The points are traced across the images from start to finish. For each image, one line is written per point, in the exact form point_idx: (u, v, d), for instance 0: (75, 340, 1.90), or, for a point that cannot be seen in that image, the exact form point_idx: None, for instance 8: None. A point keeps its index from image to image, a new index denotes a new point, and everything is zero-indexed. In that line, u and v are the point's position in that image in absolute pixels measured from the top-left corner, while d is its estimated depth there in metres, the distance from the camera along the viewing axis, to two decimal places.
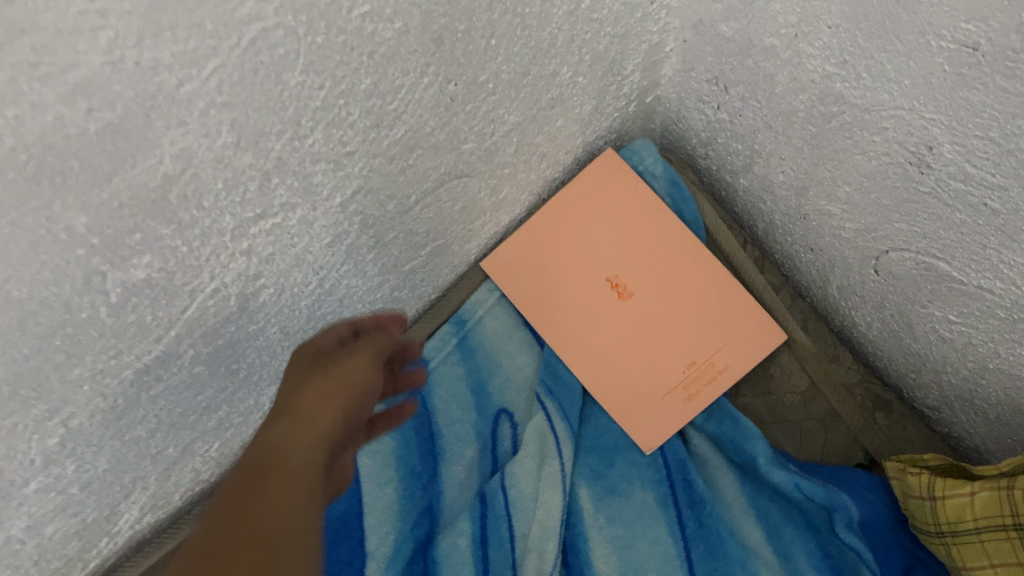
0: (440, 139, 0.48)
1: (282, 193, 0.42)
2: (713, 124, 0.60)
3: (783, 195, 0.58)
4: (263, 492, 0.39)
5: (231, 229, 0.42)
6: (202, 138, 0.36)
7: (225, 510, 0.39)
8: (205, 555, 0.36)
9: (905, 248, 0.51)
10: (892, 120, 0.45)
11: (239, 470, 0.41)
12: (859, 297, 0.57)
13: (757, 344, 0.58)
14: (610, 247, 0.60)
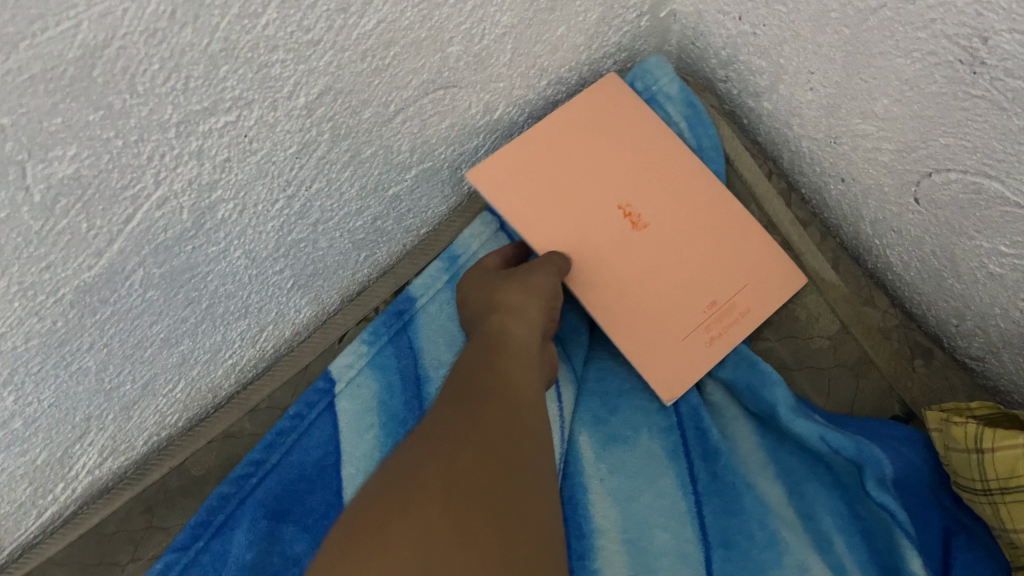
0: (420, 36, 0.43)
1: (233, 85, 0.37)
2: (734, 40, 0.54)
3: (810, 117, 0.52)
4: (518, 463, 0.34)
5: (175, 124, 0.37)
6: (128, 2, 0.31)
7: (480, 451, 0.33)
8: (436, 493, 0.30)
9: (951, 168, 0.44)
10: (941, 9, 0.39)
11: (464, 409, 0.36)
12: (895, 233, 0.51)
13: (777, 286, 0.54)
14: (619, 171, 0.53)
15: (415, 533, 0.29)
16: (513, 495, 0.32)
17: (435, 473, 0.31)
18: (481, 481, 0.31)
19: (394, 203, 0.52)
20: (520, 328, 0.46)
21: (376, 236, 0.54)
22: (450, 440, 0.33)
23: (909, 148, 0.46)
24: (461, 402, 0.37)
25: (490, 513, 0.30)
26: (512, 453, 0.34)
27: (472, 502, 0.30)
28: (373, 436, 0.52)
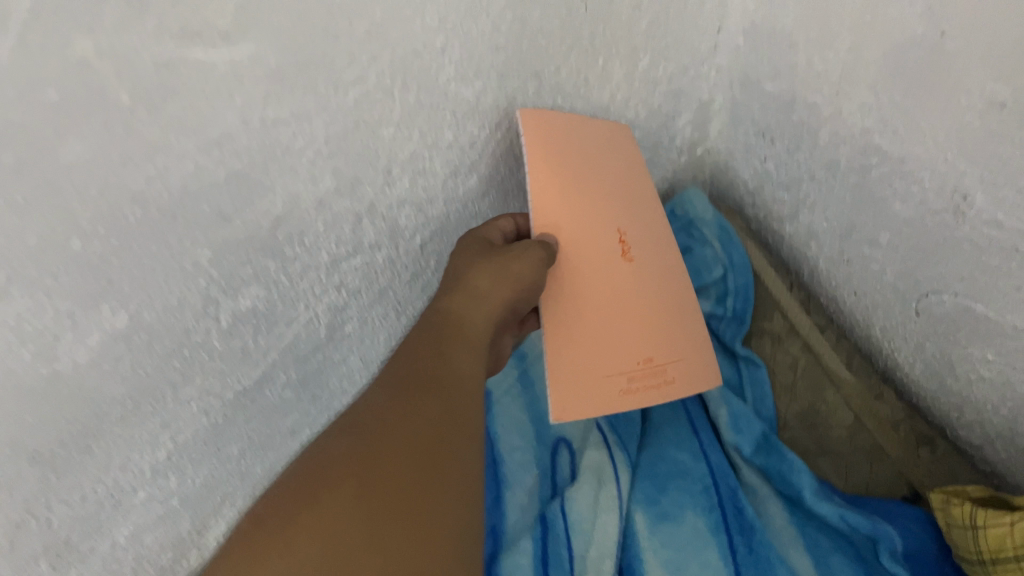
0: (509, 186, 0.53)
1: (371, 234, 0.48)
2: (761, 175, 0.65)
3: (826, 241, 0.62)
4: (451, 444, 0.34)
5: (326, 265, 0.47)
6: (309, 184, 0.42)
7: (396, 455, 0.32)
8: (347, 488, 0.30)
9: (944, 290, 0.53)
10: (928, 171, 0.49)
11: (396, 403, 0.35)
12: (901, 337, 0.60)
13: (714, 373, 0.52)
14: (631, 211, 0.52)
15: (312, 527, 0.29)
16: (433, 480, 0.32)
17: (339, 481, 0.31)
18: (395, 478, 0.31)
19: None
20: (470, 308, 0.43)
21: None
22: (364, 442, 0.33)
23: (909, 272, 0.56)
24: (389, 394, 0.36)
25: (393, 498, 0.30)
26: (443, 433, 0.34)
27: (384, 479, 0.31)
28: None
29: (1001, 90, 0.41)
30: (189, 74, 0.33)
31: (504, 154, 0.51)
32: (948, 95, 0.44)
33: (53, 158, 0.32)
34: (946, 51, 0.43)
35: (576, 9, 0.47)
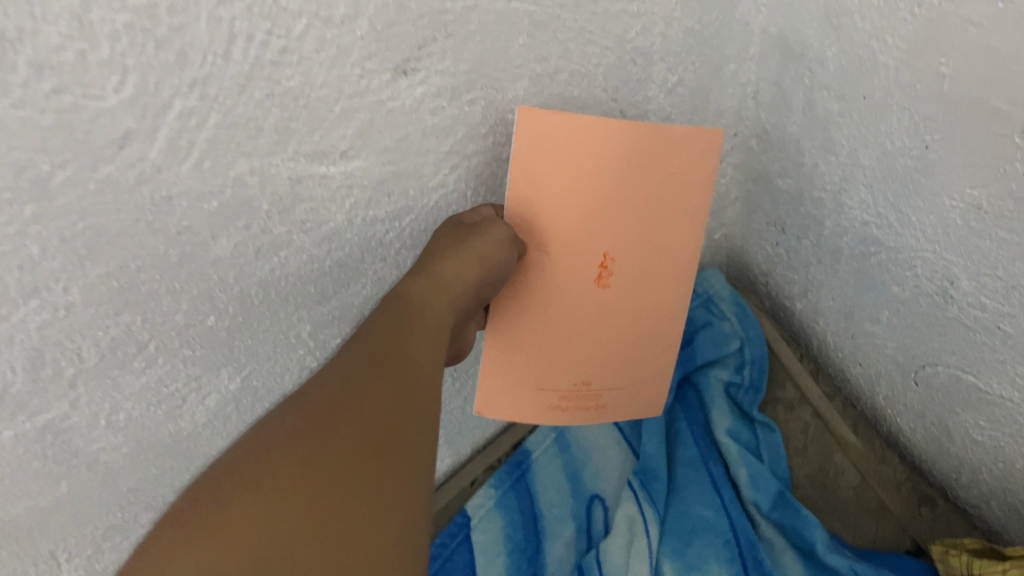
0: None
1: None
2: (773, 258, 0.72)
3: (833, 317, 0.69)
4: (406, 434, 0.31)
5: None
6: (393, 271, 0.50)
7: (350, 440, 0.29)
8: (291, 464, 0.28)
9: (938, 362, 0.60)
10: (919, 260, 0.56)
11: (354, 380, 0.32)
12: (903, 405, 0.66)
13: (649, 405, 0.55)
14: (632, 241, 0.49)
15: (246, 518, 0.26)
16: (388, 476, 0.29)
17: (285, 460, 0.28)
18: (345, 467, 0.28)
19: None
20: (422, 300, 0.39)
21: None
22: (324, 421, 0.30)
23: (907, 346, 0.62)
24: (350, 376, 0.33)
25: (344, 494, 0.27)
26: (403, 419, 0.32)
27: (333, 470, 0.28)
28: (502, 561, 0.67)
29: (977, 196, 0.48)
30: (311, 186, 0.41)
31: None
32: (933, 197, 0.52)
33: (206, 253, 0.40)
34: (931, 161, 0.50)
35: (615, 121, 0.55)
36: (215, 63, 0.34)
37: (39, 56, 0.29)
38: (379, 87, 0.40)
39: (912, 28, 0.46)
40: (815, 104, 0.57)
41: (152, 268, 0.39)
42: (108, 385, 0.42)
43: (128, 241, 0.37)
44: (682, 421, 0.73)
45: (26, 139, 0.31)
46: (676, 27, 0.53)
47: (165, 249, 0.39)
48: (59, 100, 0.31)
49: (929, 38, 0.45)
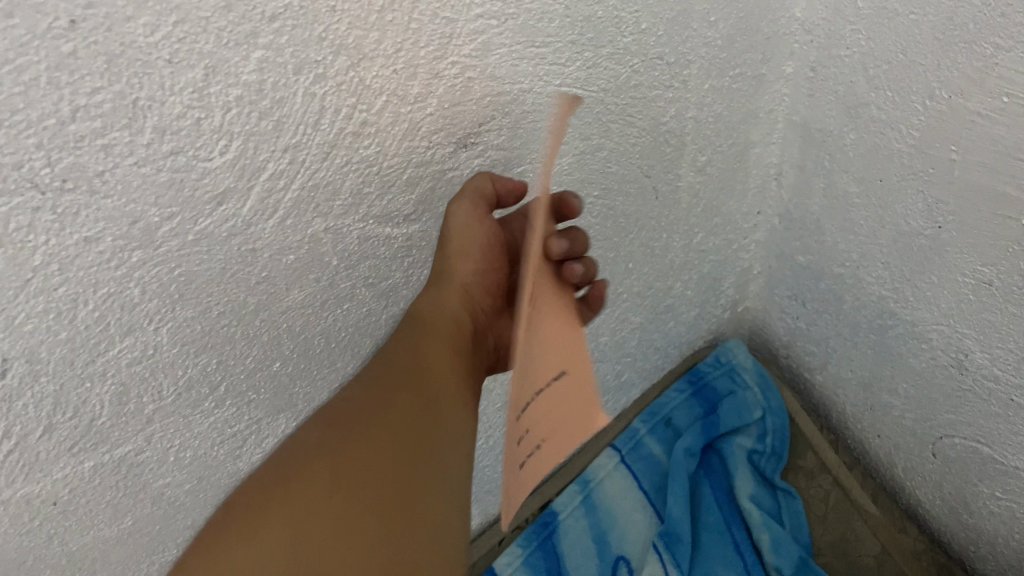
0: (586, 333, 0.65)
1: None
2: (793, 330, 0.76)
3: (852, 389, 0.72)
4: (434, 433, 0.39)
5: None
6: None
7: (379, 452, 0.36)
8: (324, 476, 0.34)
9: (954, 434, 0.63)
10: (934, 333, 0.59)
11: (383, 394, 0.39)
12: (921, 477, 0.68)
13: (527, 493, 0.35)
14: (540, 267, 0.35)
15: (287, 518, 0.32)
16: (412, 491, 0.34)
17: (325, 464, 0.35)
18: (368, 476, 0.34)
19: None
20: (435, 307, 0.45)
21: None
22: (360, 433, 0.36)
23: (924, 418, 0.65)
24: (378, 391, 0.40)
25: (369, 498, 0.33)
26: (429, 434, 0.38)
27: (360, 474, 0.34)
28: None
29: (988, 273, 0.52)
30: (375, 245, 0.46)
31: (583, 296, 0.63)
32: (946, 274, 0.55)
33: (278, 301, 0.44)
34: (944, 240, 0.54)
35: (648, 196, 0.60)
36: (305, 132, 0.38)
37: (163, 122, 0.34)
38: (442, 158, 0.45)
39: (926, 119, 0.51)
40: (835, 186, 0.61)
41: (231, 314, 0.43)
42: (180, 423, 0.45)
43: (215, 288, 0.41)
44: (706, 485, 0.76)
45: (142, 193, 0.35)
46: (706, 112, 0.58)
47: (245, 296, 0.43)
48: (174, 160, 0.35)
49: (941, 128, 0.50)
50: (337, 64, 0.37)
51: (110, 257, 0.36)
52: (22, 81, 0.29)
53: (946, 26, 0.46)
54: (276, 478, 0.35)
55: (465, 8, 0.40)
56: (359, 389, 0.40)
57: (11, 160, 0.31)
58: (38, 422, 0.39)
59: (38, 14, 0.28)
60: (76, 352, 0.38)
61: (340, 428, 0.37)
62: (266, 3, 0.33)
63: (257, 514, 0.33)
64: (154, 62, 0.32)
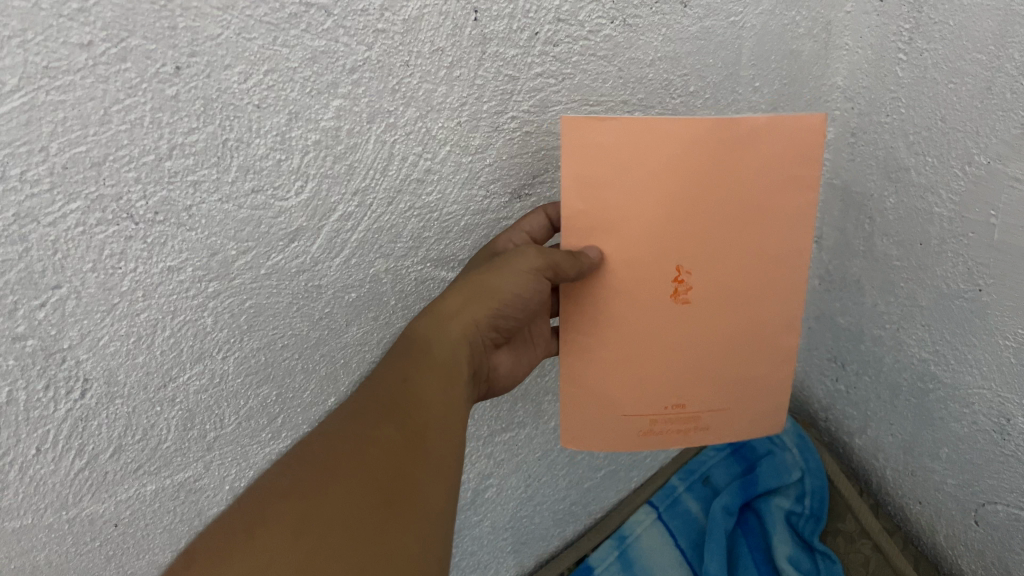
0: None
1: (520, 415, 0.63)
2: (833, 393, 0.77)
3: (892, 453, 0.72)
4: (410, 472, 0.40)
5: (484, 436, 0.61)
6: None
7: (345, 496, 0.40)
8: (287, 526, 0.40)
9: (997, 501, 0.62)
10: (976, 396, 0.59)
11: (352, 432, 0.42)
12: (964, 545, 0.68)
13: (755, 426, 0.55)
14: (753, 288, 0.49)
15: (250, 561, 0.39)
16: (387, 522, 0.38)
17: (291, 510, 0.41)
18: (338, 516, 0.39)
19: (586, 493, 0.78)
20: (433, 339, 0.43)
21: (571, 514, 0.79)
22: (323, 484, 0.41)
23: (967, 484, 0.64)
24: (354, 427, 0.43)
25: (334, 536, 0.39)
26: (404, 473, 0.40)
27: (322, 524, 0.39)
28: None
29: None
30: (431, 287, 0.49)
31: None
32: (987, 336, 0.56)
33: (337, 337, 0.47)
34: (985, 303, 0.55)
35: None
36: (374, 177, 0.41)
37: (247, 162, 0.36)
38: (498, 207, 0.48)
39: (965, 183, 0.52)
40: (875, 249, 0.63)
41: (295, 347, 0.45)
42: (238, 452, 0.48)
43: (280, 322, 0.43)
44: (744, 545, 0.77)
45: (223, 227, 0.38)
46: None
47: (308, 331, 0.45)
48: (254, 198, 0.38)
49: (981, 193, 0.51)
50: (407, 114, 0.40)
51: (189, 286, 0.39)
52: (128, 120, 0.32)
53: (983, 95, 0.48)
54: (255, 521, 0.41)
55: (526, 67, 0.42)
56: (347, 419, 0.43)
57: (111, 191, 0.33)
58: (110, 443, 0.42)
59: (148, 60, 0.31)
60: (150, 376, 0.41)
61: (307, 473, 0.42)
62: (347, 56, 0.36)
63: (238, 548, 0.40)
64: (245, 107, 0.35)
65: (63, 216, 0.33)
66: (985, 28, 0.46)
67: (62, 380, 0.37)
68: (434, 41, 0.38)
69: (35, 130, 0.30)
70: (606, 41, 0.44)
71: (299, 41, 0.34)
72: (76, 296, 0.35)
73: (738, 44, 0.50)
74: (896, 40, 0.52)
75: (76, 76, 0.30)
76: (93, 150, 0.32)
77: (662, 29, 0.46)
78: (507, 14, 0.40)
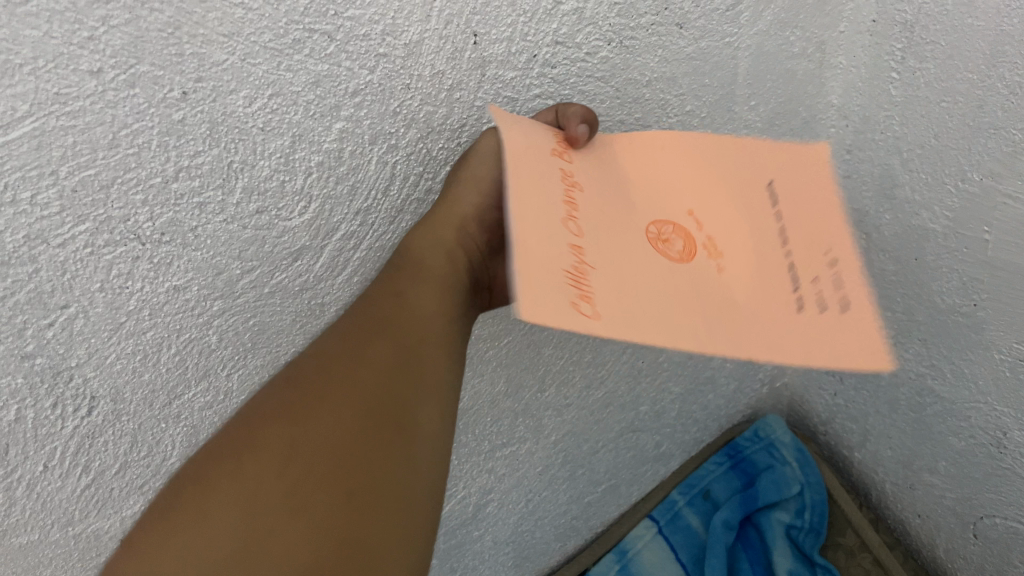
0: (621, 392, 0.68)
1: (521, 430, 0.63)
2: (832, 407, 0.77)
3: (892, 467, 0.72)
4: (412, 401, 0.34)
5: (486, 450, 0.62)
6: (487, 394, 0.58)
7: (318, 426, 0.32)
8: (269, 460, 0.31)
9: (995, 514, 0.62)
10: (974, 410, 0.60)
11: (346, 357, 0.35)
12: (964, 558, 0.68)
13: (547, 304, 0.30)
14: (606, 263, 0.35)
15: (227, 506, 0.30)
16: (387, 451, 0.32)
17: (263, 451, 0.32)
18: (321, 447, 0.31)
19: (587, 508, 0.79)
20: (425, 248, 0.41)
21: (572, 529, 0.79)
22: (289, 419, 0.33)
23: (965, 497, 0.65)
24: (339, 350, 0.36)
25: (328, 470, 0.31)
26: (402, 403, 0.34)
27: (313, 455, 0.31)
28: None
29: None
30: None
31: (629, 358, 0.66)
32: (983, 351, 0.57)
33: None
34: (980, 318, 0.55)
35: None
36: (376, 197, 0.42)
37: (251, 183, 0.37)
38: None
39: (959, 200, 0.53)
40: (872, 264, 0.63)
41: None
42: None
43: (284, 339, 0.44)
44: (744, 561, 0.79)
45: (228, 247, 0.39)
46: None
47: None
48: (259, 219, 0.39)
49: (975, 209, 0.52)
50: (408, 136, 0.41)
51: (194, 305, 0.39)
52: (136, 143, 0.33)
53: (976, 113, 0.49)
54: (205, 475, 0.32)
55: (524, 88, 0.43)
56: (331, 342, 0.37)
57: (119, 214, 0.34)
58: (115, 459, 0.42)
59: (157, 86, 0.32)
60: (156, 393, 0.41)
61: (290, 399, 0.34)
62: (349, 80, 0.37)
63: (191, 522, 0.30)
64: (250, 130, 0.36)
65: (73, 237, 0.33)
66: (977, 48, 0.47)
67: (69, 398, 0.38)
68: (434, 64, 0.39)
69: (46, 155, 0.31)
70: (603, 62, 0.45)
71: (303, 66, 0.35)
72: (83, 315, 0.36)
73: (734, 64, 0.51)
74: (889, 59, 0.53)
75: (86, 102, 0.31)
76: (103, 173, 0.33)
77: (658, 50, 0.47)
78: (506, 38, 0.40)
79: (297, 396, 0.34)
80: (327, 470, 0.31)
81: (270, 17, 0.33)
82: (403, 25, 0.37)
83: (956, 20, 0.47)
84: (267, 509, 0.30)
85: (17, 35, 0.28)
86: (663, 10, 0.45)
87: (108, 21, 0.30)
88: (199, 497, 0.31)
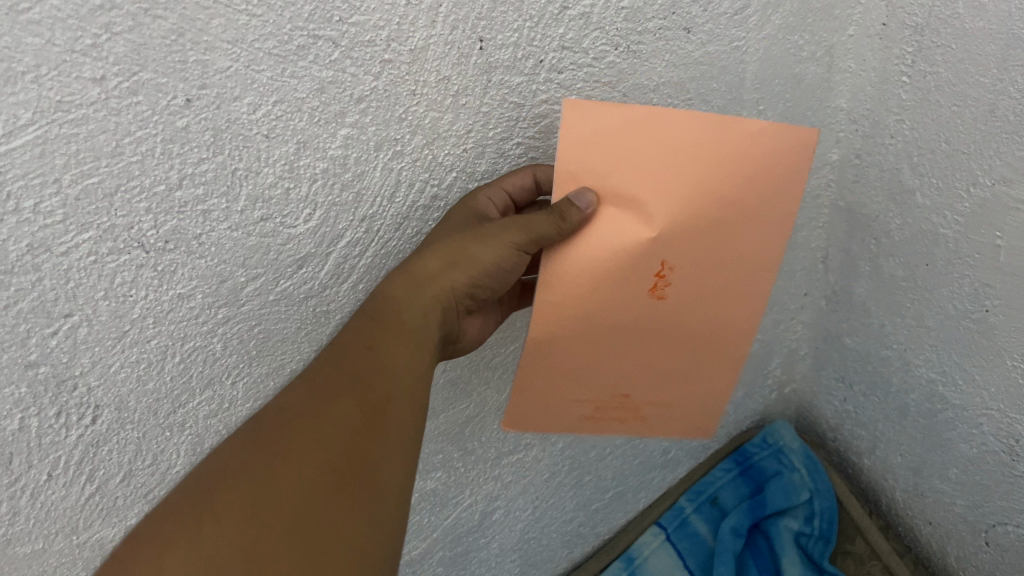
0: None
1: (527, 437, 0.63)
2: (841, 413, 0.77)
3: (902, 474, 0.72)
4: (375, 463, 0.37)
5: (492, 457, 0.62)
6: (493, 402, 0.57)
7: (284, 483, 0.35)
8: (229, 510, 0.34)
9: (1007, 522, 0.62)
10: (985, 417, 0.59)
11: (317, 409, 0.38)
12: (975, 566, 0.67)
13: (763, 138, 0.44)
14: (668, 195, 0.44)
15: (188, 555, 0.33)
16: (345, 509, 0.35)
17: (228, 502, 0.34)
18: (282, 505, 0.34)
19: (594, 515, 0.78)
20: (405, 302, 0.41)
21: (579, 535, 0.79)
22: (265, 462, 0.36)
23: (976, 505, 0.64)
24: (312, 397, 0.38)
25: (285, 529, 0.34)
26: (365, 463, 0.36)
27: (274, 510, 0.34)
28: None
29: None
30: None
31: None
32: (993, 357, 0.56)
33: None
34: (991, 324, 0.55)
35: None
36: (381, 204, 0.42)
37: (256, 191, 0.37)
38: None
39: (969, 206, 0.52)
40: (881, 270, 0.63)
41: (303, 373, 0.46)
42: None
43: (288, 347, 0.44)
44: None
45: (232, 255, 0.38)
46: None
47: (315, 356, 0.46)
48: (263, 226, 0.38)
49: (986, 215, 0.51)
50: (413, 142, 0.41)
51: (199, 313, 0.39)
52: (140, 151, 0.33)
53: (987, 117, 0.48)
54: (180, 521, 0.34)
55: (531, 94, 0.43)
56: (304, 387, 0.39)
57: (123, 221, 0.34)
58: (120, 468, 0.42)
59: (160, 93, 0.32)
60: (160, 402, 0.41)
61: (262, 446, 0.36)
62: (354, 86, 0.37)
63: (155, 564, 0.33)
64: (254, 137, 0.35)
65: (76, 246, 0.33)
66: (987, 52, 0.46)
67: (73, 407, 0.38)
68: (440, 70, 0.39)
69: (48, 162, 0.31)
70: (610, 68, 0.45)
71: (307, 72, 0.35)
72: (87, 323, 0.36)
73: (741, 68, 0.51)
74: (899, 63, 0.53)
75: (89, 109, 0.30)
76: (106, 181, 0.32)
77: (665, 55, 0.46)
78: (512, 43, 0.40)
79: (270, 446, 0.36)
80: (285, 531, 0.34)
81: (274, 23, 0.33)
82: (409, 31, 0.36)
83: (967, 23, 0.47)
84: (234, 546, 0.33)
85: (20, 43, 0.28)
86: (670, 14, 0.44)
87: (111, 28, 0.29)
88: (165, 541, 0.34)
